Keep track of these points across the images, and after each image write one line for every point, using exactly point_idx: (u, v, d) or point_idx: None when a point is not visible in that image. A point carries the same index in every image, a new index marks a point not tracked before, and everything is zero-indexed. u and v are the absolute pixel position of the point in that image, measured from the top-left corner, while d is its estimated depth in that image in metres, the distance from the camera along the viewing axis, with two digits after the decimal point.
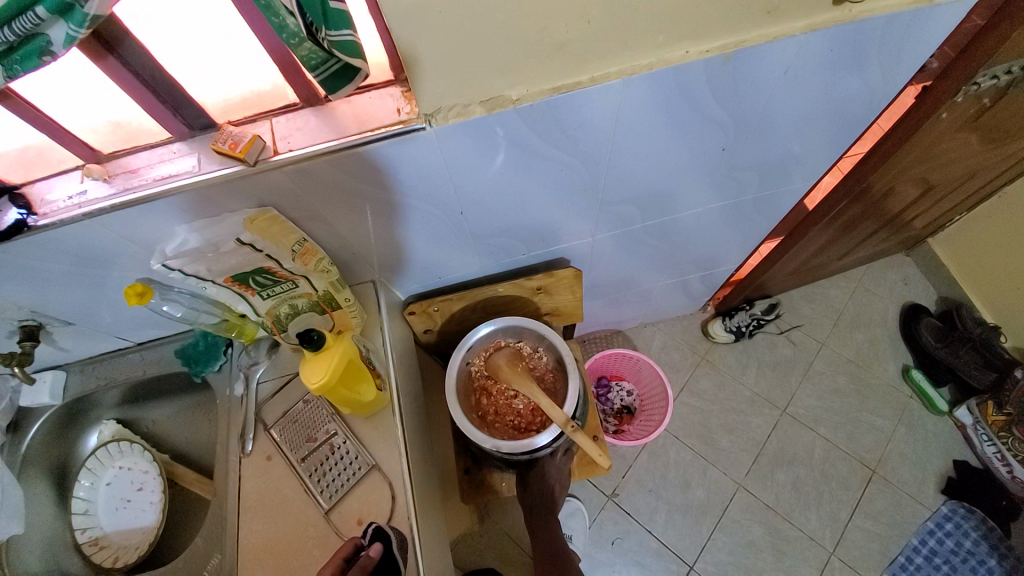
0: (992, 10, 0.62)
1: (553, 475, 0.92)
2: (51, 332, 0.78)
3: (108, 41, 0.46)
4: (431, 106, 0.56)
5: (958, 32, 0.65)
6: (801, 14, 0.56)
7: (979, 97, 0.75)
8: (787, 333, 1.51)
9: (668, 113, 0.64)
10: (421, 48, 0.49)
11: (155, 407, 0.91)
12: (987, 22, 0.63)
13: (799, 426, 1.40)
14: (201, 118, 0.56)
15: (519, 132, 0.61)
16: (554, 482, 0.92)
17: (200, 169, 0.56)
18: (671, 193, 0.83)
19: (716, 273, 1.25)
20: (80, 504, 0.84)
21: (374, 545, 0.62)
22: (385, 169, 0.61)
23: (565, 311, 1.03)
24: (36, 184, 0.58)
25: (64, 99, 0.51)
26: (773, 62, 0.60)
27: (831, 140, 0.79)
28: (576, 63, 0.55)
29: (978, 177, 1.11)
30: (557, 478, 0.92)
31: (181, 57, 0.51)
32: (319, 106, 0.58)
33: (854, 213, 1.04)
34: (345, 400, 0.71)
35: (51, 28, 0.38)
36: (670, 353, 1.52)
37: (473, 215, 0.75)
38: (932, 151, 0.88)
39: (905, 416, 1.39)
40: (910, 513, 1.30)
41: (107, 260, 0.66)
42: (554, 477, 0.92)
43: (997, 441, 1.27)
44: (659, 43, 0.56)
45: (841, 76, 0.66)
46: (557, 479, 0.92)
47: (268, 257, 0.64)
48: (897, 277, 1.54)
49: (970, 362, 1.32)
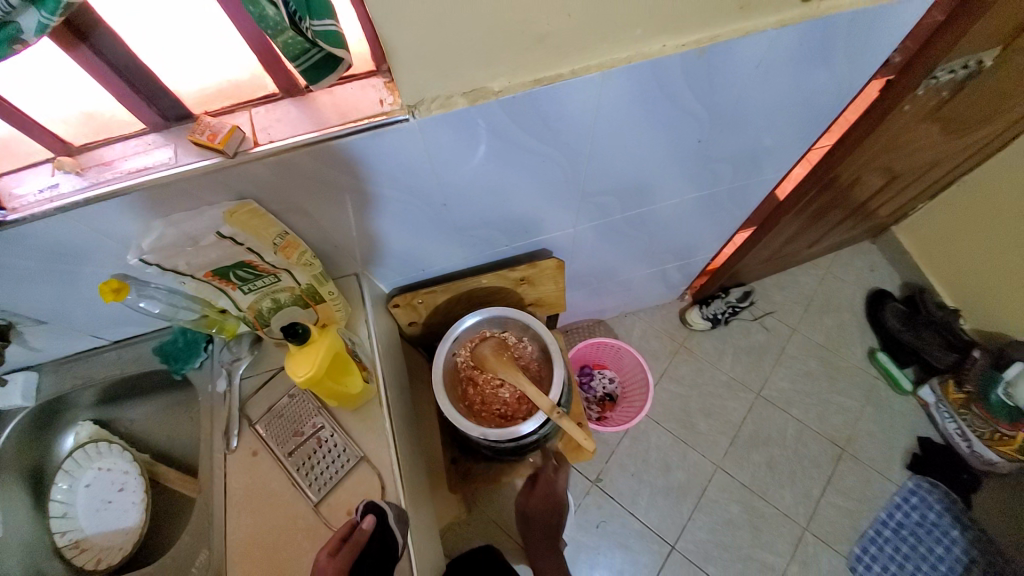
0: (952, 6, 0.66)
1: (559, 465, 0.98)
2: (22, 332, 0.75)
3: (79, 29, 0.45)
4: (414, 97, 0.56)
5: (919, 27, 0.68)
6: (773, 10, 0.59)
7: (939, 90, 0.79)
8: (761, 319, 1.56)
9: (646, 105, 0.66)
10: (403, 40, 0.49)
11: (134, 406, 0.89)
12: (947, 18, 0.67)
13: (773, 408, 1.46)
14: (177, 108, 0.55)
15: (501, 124, 0.62)
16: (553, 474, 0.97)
17: (177, 162, 0.55)
18: (650, 184, 0.85)
19: (693, 262, 1.29)
20: (58, 508, 0.82)
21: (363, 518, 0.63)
22: (368, 161, 0.61)
23: (549, 302, 1.05)
24: (3, 176, 0.56)
25: (33, 89, 0.50)
26: (746, 56, 0.63)
27: (801, 131, 0.82)
28: (558, 57, 0.57)
29: (939, 167, 1.17)
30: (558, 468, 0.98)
31: (156, 47, 0.50)
32: (300, 97, 0.57)
33: (822, 203, 1.08)
34: (332, 393, 0.71)
35: (22, 15, 0.38)
36: (650, 341, 1.56)
37: (457, 206, 0.75)
38: (896, 142, 0.92)
39: (871, 396, 1.47)
40: (876, 487, 1.38)
41: (79, 256, 0.64)
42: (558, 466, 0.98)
43: (958, 417, 1.34)
44: (638, 37, 0.57)
45: (810, 70, 0.68)
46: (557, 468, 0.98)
47: (250, 250, 0.63)
48: (863, 264, 1.61)
49: (933, 343, 1.39)
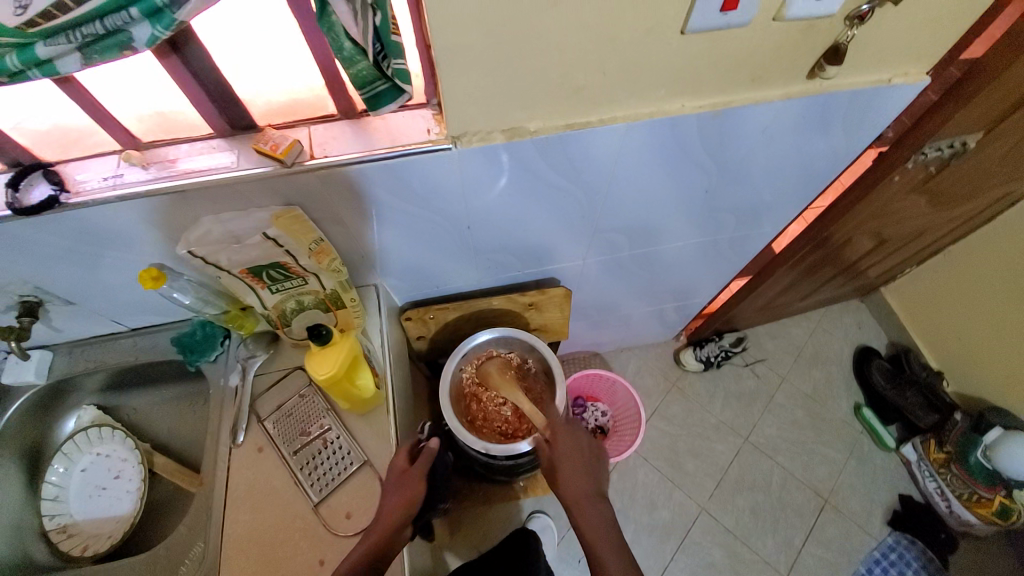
0: (943, 89, 0.73)
1: (558, 460, 0.79)
2: (49, 310, 0.78)
3: (176, 42, 0.50)
4: (458, 130, 0.62)
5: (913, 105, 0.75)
6: (780, 85, 0.66)
7: (927, 165, 0.86)
8: (752, 366, 1.61)
9: (662, 155, 0.73)
10: (458, 80, 0.55)
11: (139, 394, 0.90)
12: (937, 100, 0.74)
13: (759, 454, 1.49)
14: (244, 118, 0.61)
15: (531, 159, 0.68)
16: (582, 475, 0.77)
17: (237, 166, 0.60)
18: (658, 227, 0.91)
19: (690, 304, 1.35)
20: (51, 490, 0.83)
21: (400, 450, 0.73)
22: (407, 181, 0.66)
23: (553, 329, 1.09)
24: (70, 163, 0.61)
25: (118, 91, 0.56)
26: (754, 122, 0.70)
27: (799, 190, 0.89)
28: (589, 106, 0.63)
29: (925, 236, 1.25)
30: (566, 453, 0.80)
31: (238, 65, 0.56)
32: (355, 119, 0.63)
33: (815, 259, 1.15)
34: (345, 395, 0.74)
35: (137, 27, 0.43)
36: (644, 378, 1.60)
37: (479, 230, 0.81)
38: (886, 209, 1.00)
39: (855, 450, 1.50)
40: (857, 542, 1.39)
41: (123, 243, 0.68)
42: (562, 467, 0.78)
43: (937, 476, 1.38)
44: (661, 96, 0.64)
45: (811, 138, 0.76)
46: (573, 462, 0.78)
47: (288, 253, 0.67)
48: (851, 321, 1.68)
49: (915, 404, 1.44)
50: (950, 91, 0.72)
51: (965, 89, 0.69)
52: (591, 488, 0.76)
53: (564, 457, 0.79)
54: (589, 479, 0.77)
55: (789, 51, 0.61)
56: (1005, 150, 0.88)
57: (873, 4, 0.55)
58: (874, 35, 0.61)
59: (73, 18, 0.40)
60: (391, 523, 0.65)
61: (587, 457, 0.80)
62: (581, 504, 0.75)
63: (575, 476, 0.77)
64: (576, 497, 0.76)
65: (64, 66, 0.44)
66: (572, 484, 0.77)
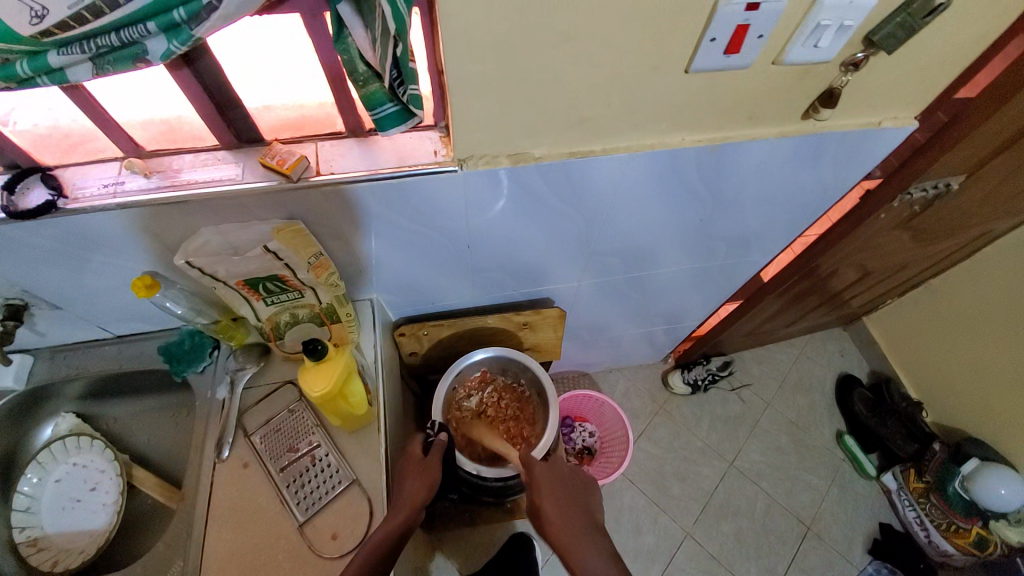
0: (929, 132, 0.76)
1: (544, 498, 0.75)
2: (33, 314, 0.76)
3: (188, 55, 0.50)
4: (465, 152, 0.63)
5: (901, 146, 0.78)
6: (776, 123, 0.69)
7: (911, 204, 0.90)
8: (738, 390, 1.63)
9: (660, 185, 0.74)
10: (468, 106, 0.56)
11: (120, 404, 0.88)
12: (925, 141, 0.77)
13: (744, 479, 1.50)
14: (251, 132, 0.61)
15: (534, 183, 0.69)
16: (570, 509, 0.73)
17: (241, 179, 0.60)
18: (653, 252, 0.93)
19: (680, 328, 1.36)
20: (22, 501, 0.80)
21: (411, 442, 0.83)
22: (411, 200, 0.67)
23: (546, 349, 1.10)
24: (69, 168, 0.60)
25: (125, 100, 0.56)
26: (750, 157, 0.72)
27: (789, 222, 0.92)
28: (593, 136, 0.65)
29: (906, 269, 1.29)
30: (551, 487, 0.77)
31: (249, 81, 0.56)
32: (363, 138, 0.64)
33: (802, 288, 1.17)
34: (337, 411, 0.73)
35: (153, 40, 0.41)
36: (632, 399, 1.60)
37: (478, 249, 0.81)
38: (871, 243, 1.03)
39: (837, 478, 1.52)
40: (839, 571, 1.40)
41: (117, 250, 0.67)
42: (549, 504, 0.74)
43: (917, 506, 1.40)
44: (662, 129, 0.66)
45: (803, 172, 0.78)
46: (560, 494, 0.75)
47: (286, 266, 0.67)
48: (834, 348, 1.72)
49: (897, 433, 1.47)
50: (936, 135, 0.75)
51: (950, 134, 0.73)
52: (583, 517, 0.72)
53: (549, 492, 0.75)
54: (578, 508, 0.74)
55: (786, 92, 0.64)
56: (984, 191, 0.92)
57: (868, 52, 0.58)
58: (867, 81, 0.64)
59: (88, 29, 0.39)
60: (414, 496, 0.71)
61: (574, 491, 0.77)
62: (575, 538, 0.69)
63: (563, 508, 0.74)
64: (568, 530, 0.70)
65: (74, 75, 0.43)
66: (562, 521, 0.71)
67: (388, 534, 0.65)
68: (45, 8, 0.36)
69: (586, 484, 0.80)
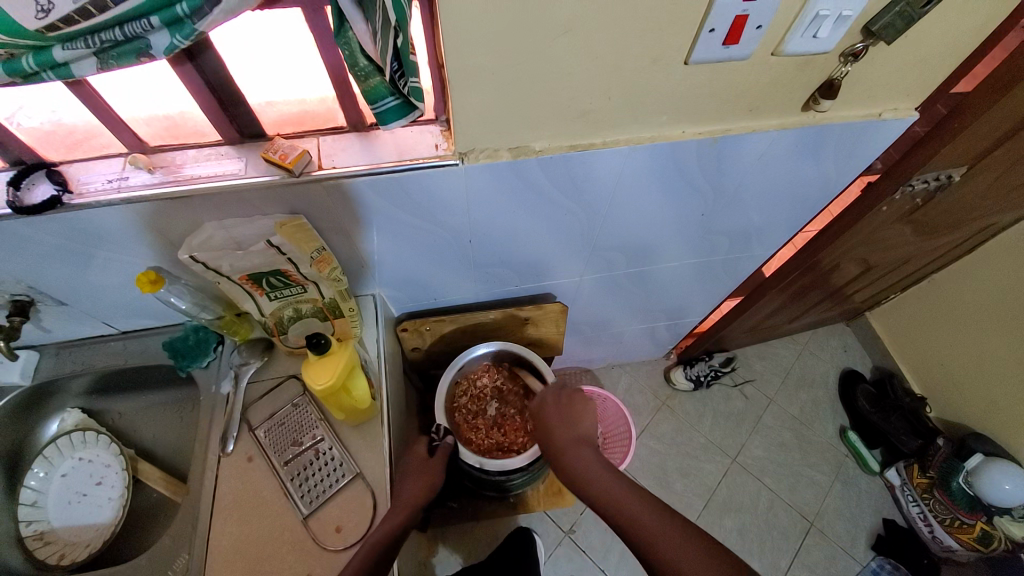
0: (932, 124, 0.76)
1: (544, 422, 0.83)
2: (40, 310, 0.77)
3: (190, 51, 0.51)
4: (466, 146, 0.64)
5: (903, 138, 0.78)
6: (776, 116, 0.69)
7: (913, 197, 0.89)
8: (740, 386, 1.63)
9: (662, 178, 0.75)
10: (468, 100, 0.57)
11: (126, 399, 0.89)
12: (927, 133, 0.77)
13: (747, 475, 1.50)
14: (254, 126, 0.61)
15: (534, 176, 0.69)
16: (566, 427, 0.82)
17: (244, 174, 0.61)
18: (654, 246, 0.93)
19: (681, 324, 1.36)
20: (29, 495, 0.81)
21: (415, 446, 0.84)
22: (413, 195, 0.67)
23: (548, 344, 1.10)
24: (74, 164, 0.61)
25: (128, 95, 0.56)
26: (750, 150, 0.72)
27: (790, 216, 0.91)
28: (594, 129, 0.65)
29: (910, 264, 1.29)
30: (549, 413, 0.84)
31: (251, 75, 0.57)
32: (364, 132, 0.64)
33: (804, 283, 1.17)
34: (340, 405, 0.73)
35: (155, 35, 0.42)
36: (634, 395, 1.60)
37: (480, 244, 0.82)
38: (873, 237, 1.03)
39: (840, 473, 1.51)
40: (842, 566, 1.40)
41: (122, 246, 0.67)
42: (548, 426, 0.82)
43: (921, 501, 1.40)
44: (663, 122, 0.66)
45: (804, 164, 0.78)
46: (556, 418, 0.83)
47: (289, 260, 0.67)
48: (837, 344, 1.71)
49: (900, 429, 1.46)
50: (938, 127, 0.75)
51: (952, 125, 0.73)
52: (575, 435, 0.80)
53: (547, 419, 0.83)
54: (572, 428, 0.81)
55: (786, 84, 0.64)
56: (987, 184, 0.92)
57: (867, 42, 0.58)
58: (867, 72, 0.64)
59: (91, 24, 0.39)
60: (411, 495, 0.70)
61: (569, 412, 0.84)
62: (572, 450, 0.78)
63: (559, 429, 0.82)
64: (564, 444, 0.79)
65: (79, 69, 0.43)
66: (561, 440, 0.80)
67: (381, 540, 0.65)
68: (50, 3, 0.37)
69: (579, 403, 0.86)
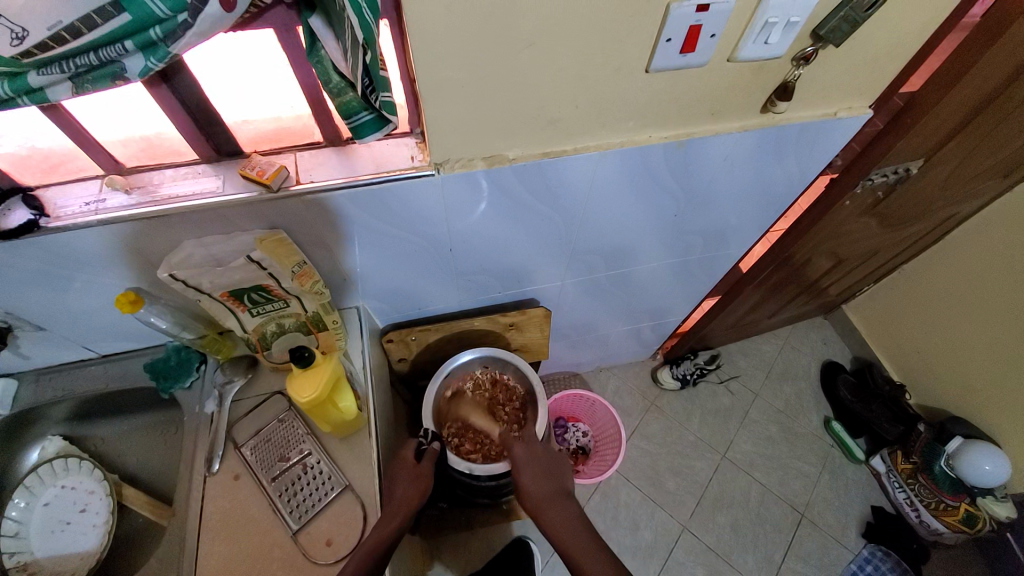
0: (888, 118, 0.79)
1: (523, 475, 0.82)
2: (18, 337, 0.76)
3: (165, 73, 0.52)
4: (440, 157, 0.65)
5: (861, 132, 0.82)
6: (738, 118, 0.72)
7: (875, 190, 0.93)
8: (726, 383, 1.66)
9: (633, 181, 0.77)
10: (440, 112, 0.59)
11: (108, 424, 0.87)
12: (884, 127, 0.81)
13: (737, 470, 1.52)
14: (231, 144, 0.62)
15: (509, 184, 0.71)
16: (547, 482, 0.81)
17: (223, 191, 0.61)
18: (631, 248, 0.95)
19: (665, 323, 1.39)
20: (10, 526, 0.79)
21: (404, 450, 0.84)
22: (391, 206, 0.68)
23: (534, 349, 1.12)
24: (51, 188, 0.61)
25: (105, 118, 0.57)
26: (715, 151, 0.75)
27: (759, 214, 0.95)
28: (565, 136, 0.67)
29: (880, 255, 1.34)
30: (528, 464, 0.84)
31: (225, 95, 0.58)
32: (340, 146, 0.66)
33: (780, 278, 1.21)
34: (326, 418, 0.73)
35: (130, 58, 0.43)
36: (623, 397, 1.62)
37: (460, 252, 0.83)
38: (841, 230, 1.07)
39: (827, 464, 1.54)
40: (834, 556, 1.42)
41: (101, 268, 0.68)
42: (527, 477, 0.82)
43: (906, 487, 1.43)
44: (631, 128, 0.69)
45: (768, 164, 0.81)
46: (535, 470, 0.83)
47: (270, 275, 0.67)
48: (817, 337, 1.76)
49: (881, 416, 1.50)
50: (894, 121, 0.79)
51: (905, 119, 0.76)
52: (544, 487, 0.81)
53: (528, 470, 0.82)
54: (552, 480, 0.82)
55: (743, 88, 0.67)
56: (943, 175, 0.96)
57: (817, 45, 0.62)
58: (818, 74, 0.68)
59: (65, 50, 0.40)
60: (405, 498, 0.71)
61: (551, 466, 0.84)
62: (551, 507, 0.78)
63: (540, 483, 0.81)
64: (542, 498, 0.79)
65: (54, 93, 0.44)
66: (542, 496, 0.79)
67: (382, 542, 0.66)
68: (25, 30, 0.37)
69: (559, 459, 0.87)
